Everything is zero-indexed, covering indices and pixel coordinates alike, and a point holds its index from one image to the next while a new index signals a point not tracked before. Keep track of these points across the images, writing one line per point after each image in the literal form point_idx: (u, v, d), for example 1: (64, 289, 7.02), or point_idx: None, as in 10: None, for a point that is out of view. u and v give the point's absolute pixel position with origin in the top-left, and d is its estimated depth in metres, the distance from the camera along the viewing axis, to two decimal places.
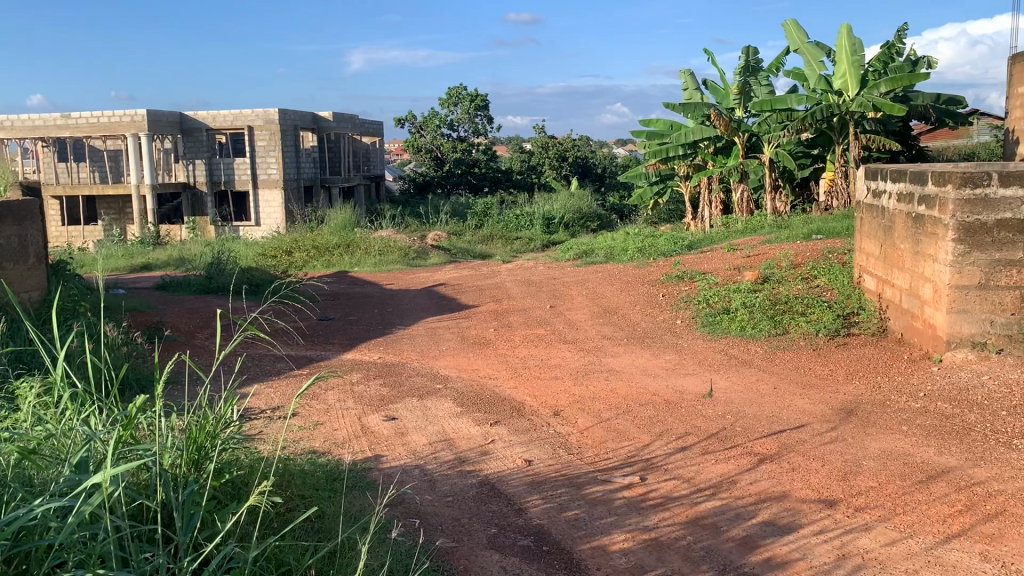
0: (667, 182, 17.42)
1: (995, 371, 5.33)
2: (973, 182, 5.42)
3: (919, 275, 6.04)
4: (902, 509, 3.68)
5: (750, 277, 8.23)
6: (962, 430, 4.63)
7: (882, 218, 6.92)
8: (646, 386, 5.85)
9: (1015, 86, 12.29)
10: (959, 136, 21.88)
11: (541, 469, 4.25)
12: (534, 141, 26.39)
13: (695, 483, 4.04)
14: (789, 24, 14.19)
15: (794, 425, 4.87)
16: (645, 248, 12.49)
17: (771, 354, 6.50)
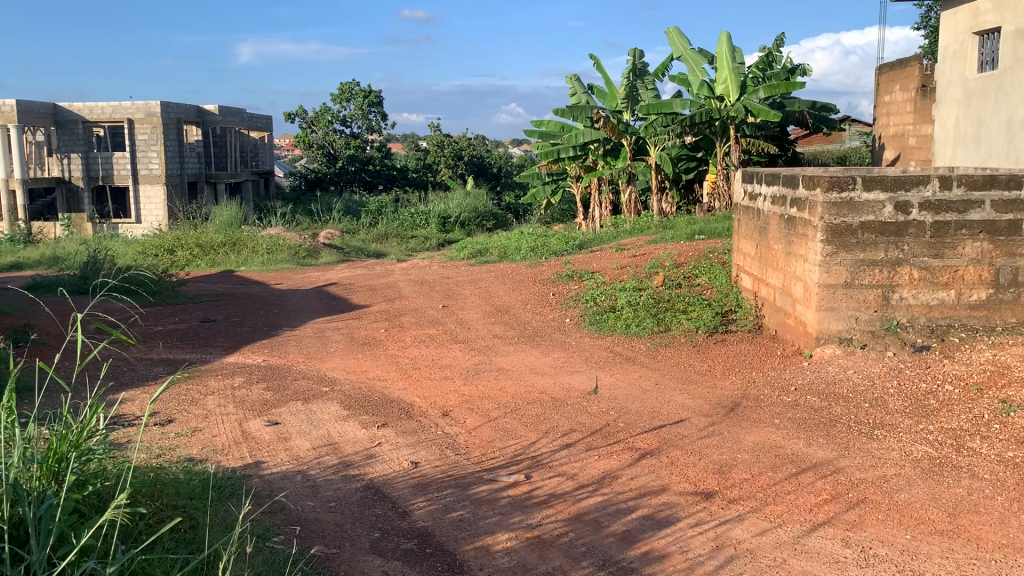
0: (559, 182, 17.68)
1: (859, 365, 5.61)
2: (839, 187, 5.69)
3: (791, 275, 6.32)
4: (773, 500, 3.84)
5: (658, 282, 8.15)
6: (829, 422, 4.88)
7: (757, 219, 7.19)
8: (534, 384, 5.92)
9: (881, 95, 13.03)
10: (831, 141, 23.11)
11: (427, 471, 4.23)
12: (429, 139, 26.33)
13: (579, 480, 4.10)
14: (672, 30, 14.63)
15: (673, 421, 5.02)
16: (538, 247, 12.63)
17: (654, 351, 6.68)
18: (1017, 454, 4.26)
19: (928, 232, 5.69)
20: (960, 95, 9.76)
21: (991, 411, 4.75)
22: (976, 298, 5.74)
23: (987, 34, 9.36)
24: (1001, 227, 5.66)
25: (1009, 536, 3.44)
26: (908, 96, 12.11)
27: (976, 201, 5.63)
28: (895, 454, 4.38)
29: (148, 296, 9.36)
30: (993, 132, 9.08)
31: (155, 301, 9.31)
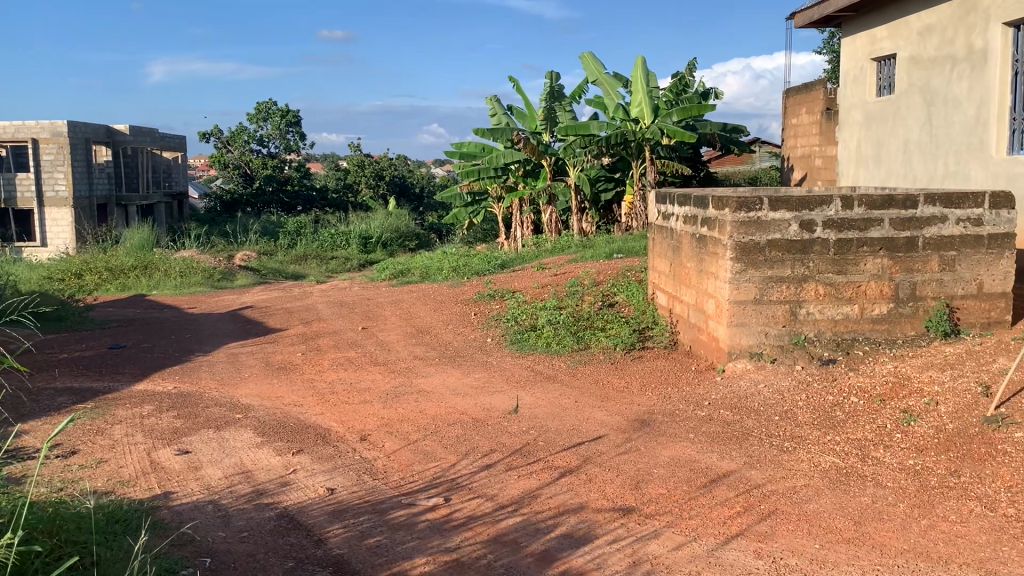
0: (480, 202, 17.75)
1: (769, 379, 5.78)
2: (747, 207, 5.86)
3: (703, 291, 6.47)
4: (688, 514, 3.90)
5: (597, 304, 8.11)
6: (741, 436, 4.99)
7: (671, 238, 7.34)
8: (454, 405, 5.89)
9: (788, 117, 13.50)
10: (744, 162, 23.85)
11: (344, 497, 4.16)
12: (349, 159, 26.13)
13: (498, 501, 4.09)
14: (587, 54, 14.90)
15: (592, 438, 5.06)
16: (459, 267, 12.62)
17: (573, 369, 6.73)
18: (917, 462, 4.44)
19: (832, 249, 5.90)
20: (861, 118, 10.19)
21: (893, 421, 4.93)
22: (878, 312, 5.97)
23: (884, 60, 9.81)
24: (899, 244, 5.90)
25: (911, 541, 3.57)
26: (814, 118, 12.58)
27: (876, 219, 5.87)
28: (805, 465, 4.50)
29: (54, 323, 9.00)
30: (892, 153, 9.50)
31: (60, 327, 8.95)
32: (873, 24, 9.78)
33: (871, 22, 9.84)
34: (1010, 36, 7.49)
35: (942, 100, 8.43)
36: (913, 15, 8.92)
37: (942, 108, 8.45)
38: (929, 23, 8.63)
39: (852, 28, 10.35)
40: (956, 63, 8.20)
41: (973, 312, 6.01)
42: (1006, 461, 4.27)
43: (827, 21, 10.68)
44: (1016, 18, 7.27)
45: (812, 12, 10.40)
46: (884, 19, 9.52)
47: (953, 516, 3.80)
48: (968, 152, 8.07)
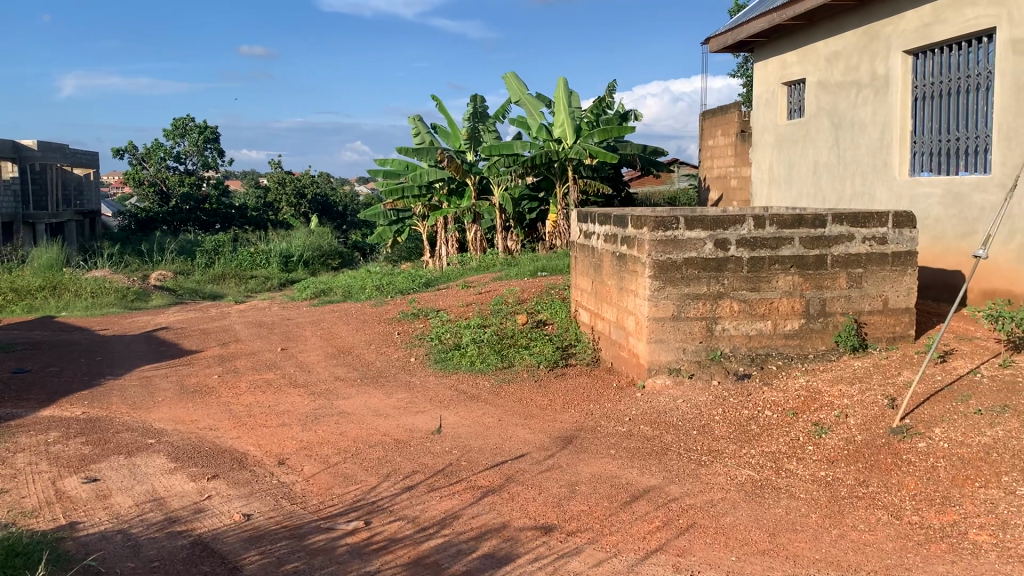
0: (404, 220, 17.68)
1: (687, 394, 5.90)
2: (664, 226, 5.98)
3: (623, 309, 6.57)
4: (609, 530, 3.93)
5: (522, 321, 8.09)
6: (660, 450, 5.07)
7: (592, 257, 7.43)
8: (376, 426, 5.82)
9: (705, 139, 13.86)
10: (663, 182, 24.42)
11: (260, 522, 4.06)
12: (269, 176, 25.83)
13: (419, 522, 4.05)
14: (510, 76, 15.02)
15: (515, 456, 5.07)
16: (382, 286, 12.52)
17: (497, 388, 6.73)
18: (829, 473, 4.58)
19: (746, 267, 6.06)
20: (773, 140, 10.52)
21: (805, 433, 5.09)
22: (790, 327, 6.16)
23: (794, 84, 10.17)
24: (809, 261, 6.10)
25: (823, 551, 3.68)
26: (729, 140, 12.94)
27: (787, 238, 6.06)
28: (722, 478, 4.60)
29: None
30: (803, 175, 9.83)
31: None
32: (784, 50, 10.14)
33: (781, 48, 10.19)
34: (910, 63, 7.86)
35: (849, 123, 8.78)
36: (821, 41, 9.27)
37: (849, 131, 8.79)
38: (835, 50, 8.99)
39: (765, 53, 10.68)
40: (860, 89, 8.56)
41: (880, 327, 6.24)
42: (911, 470, 4.44)
43: (740, 46, 11.00)
44: (915, 45, 7.63)
45: (727, 38, 10.55)
46: (794, 45, 9.87)
47: (862, 525, 3.93)
48: (874, 174, 8.41)
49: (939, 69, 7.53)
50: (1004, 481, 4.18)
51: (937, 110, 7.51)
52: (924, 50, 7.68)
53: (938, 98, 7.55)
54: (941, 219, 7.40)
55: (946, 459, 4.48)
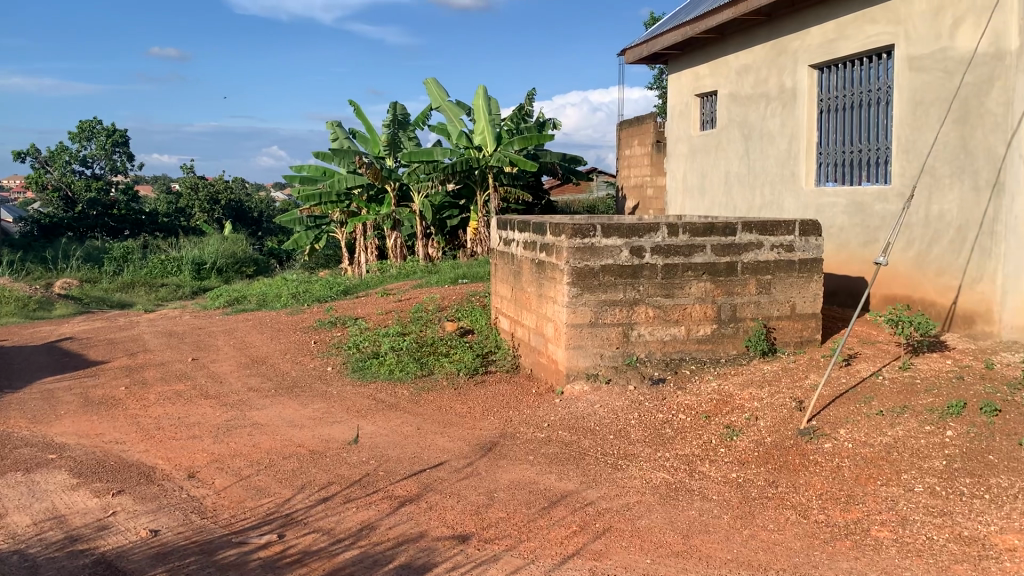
0: (321, 227, 17.42)
1: (605, 399, 5.98)
2: (581, 234, 6.04)
3: (542, 315, 6.61)
4: (526, 537, 3.94)
5: (453, 328, 8.09)
6: (578, 455, 5.11)
7: (511, 264, 7.45)
8: (290, 438, 5.70)
9: (622, 149, 14.09)
10: (581, 190, 24.73)
11: (169, 538, 3.93)
12: (181, 181, 25.13)
13: (334, 534, 3.98)
14: (430, 81, 15.00)
15: (433, 464, 5.04)
16: (299, 294, 12.29)
17: (416, 396, 6.67)
18: (740, 474, 4.69)
19: (660, 273, 6.17)
20: (687, 150, 10.77)
21: (717, 436, 5.21)
22: (703, 332, 6.30)
23: (706, 96, 10.43)
24: (720, 268, 6.25)
25: (734, 551, 3.77)
26: (645, 150, 13.19)
27: (699, 246, 6.20)
28: (638, 481, 4.67)
29: None
30: (715, 184, 10.09)
31: None
32: (696, 62, 10.39)
33: (694, 61, 10.44)
34: (815, 77, 8.15)
35: (759, 135, 9.05)
36: (731, 55, 9.54)
37: (759, 142, 9.06)
38: (745, 63, 9.26)
39: (678, 65, 10.92)
40: (769, 101, 8.84)
41: (788, 331, 6.44)
42: (817, 470, 4.60)
43: (655, 57, 11.22)
44: (820, 60, 7.92)
45: (643, 50, 10.73)
46: (707, 57, 10.12)
47: (771, 525, 4.04)
48: (782, 184, 8.69)
49: (843, 84, 7.84)
50: (904, 479, 4.36)
51: (841, 123, 7.82)
52: (828, 65, 7.98)
53: (841, 112, 7.85)
54: (844, 228, 7.69)
55: (850, 458, 4.65)
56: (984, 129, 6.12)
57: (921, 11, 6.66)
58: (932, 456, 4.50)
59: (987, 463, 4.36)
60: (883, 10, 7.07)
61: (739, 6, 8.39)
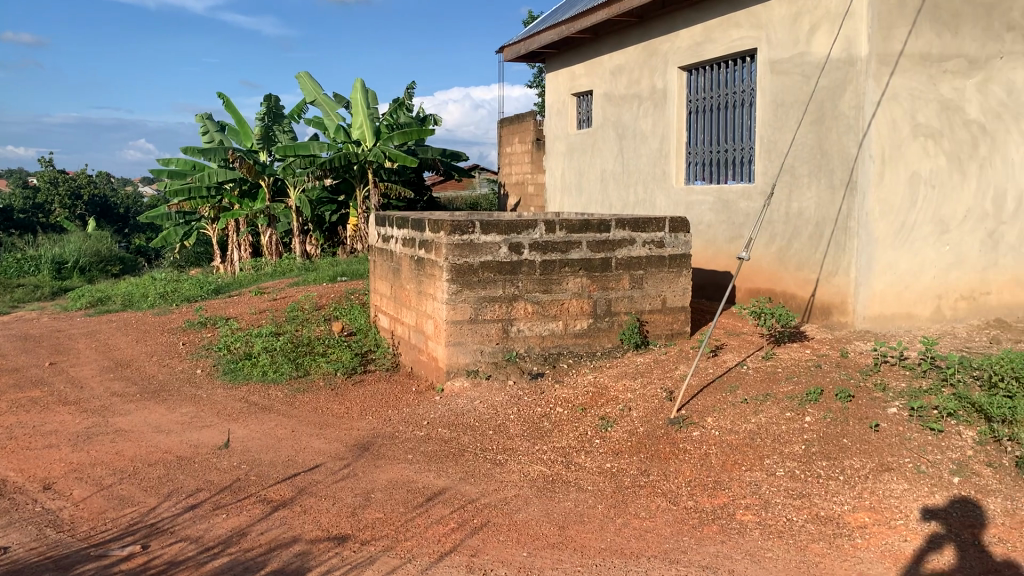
0: (192, 223, 16.75)
1: (484, 395, 6.02)
2: (460, 230, 6.03)
3: (422, 313, 6.58)
4: (403, 536, 3.91)
5: (337, 329, 7.95)
6: (457, 452, 5.12)
7: (390, 261, 7.38)
8: (156, 444, 5.46)
9: (502, 146, 14.18)
10: (463, 187, 24.77)
11: (19, 555, 3.69)
12: (38, 175, 23.67)
13: (203, 542, 3.84)
14: (304, 75, 14.66)
15: (308, 467, 4.93)
16: (168, 294, 11.78)
17: (292, 398, 6.52)
18: (614, 464, 4.81)
19: (538, 269, 6.23)
20: (564, 148, 10.94)
21: (593, 428, 5.32)
22: (579, 327, 6.41)
23: (582, 95, 10.63)
24: (596, 264, 6.38)
25: (608, 540, 3.85)
26: (525, 147, 13.31)
27: (575, 242, 6.30)
28: (515, 476, 4.71)
29: None
30: (592, 182, 10.29)
31: None
32: (572, 62, 10.57)
33: (570, 60, 10.62)
34: (685, 79, 8.44)
35: (632, 134, 9.29)
36: (606, 55, 9.75)
37: (632, 141, 9.30)
38: (618, 64, 9.47)
39: (555, 64, 11.06)
40: (642, 101, 9.08)
41: (660, 325, 6.65)
42: (686, 458, 4.76)
43: (533, 56, 11.33)
44: (689, 62, 8.19)
45: (520, 48, 10.82)
46: (582, 57, 10.31)
47: (643, 513, 4.16)
48: (654, 182, 8.94)
49: (711, 85, 8.13)
50: (766, 464, 4.57)
51: (709, 123, 8.12)
52: (697, 67, 8.27)
53: (709, 112, 8.15)
54: (713, 225, 7.98)
55: (717, 446, 4.84)
56: (838, 131, 6.46)
57: (781, 17, 6.98)
58: (792, 441, 4.74)
59: (841, 446, 4.62)
60: (746, 15, 7.37)
61: (613, 8, 8.57)
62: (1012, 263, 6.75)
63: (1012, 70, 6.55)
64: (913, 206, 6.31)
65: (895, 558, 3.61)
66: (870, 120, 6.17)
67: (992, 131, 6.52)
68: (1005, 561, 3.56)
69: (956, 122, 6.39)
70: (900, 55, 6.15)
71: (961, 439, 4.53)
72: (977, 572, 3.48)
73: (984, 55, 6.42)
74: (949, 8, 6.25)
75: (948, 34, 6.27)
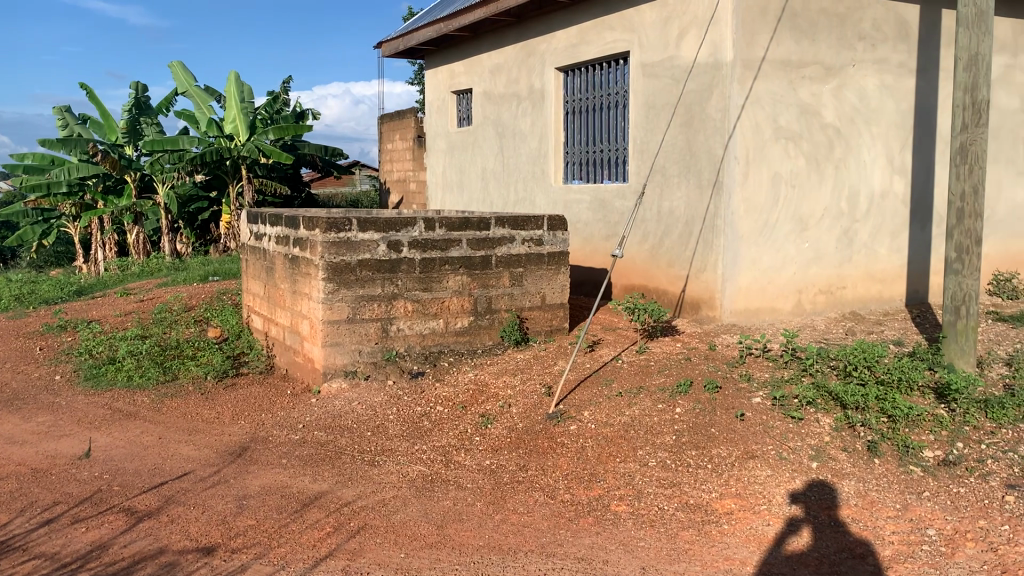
0: (50, 221, 15.80)
1: (363, 396, 5.94)
2: (336, 227, 5.92)
3: (297, 313, 6.44)
4: (276, 543, 3.82)
5: (211, 332, 7.67)
6: (334, 455, 5.03)
7: (263, 260, 7.19)
8: (9, 457, 5.13)
9: (383, 143, 14.03)
10: (342, 184, 24.36)
11: None
12: None
13: (59, 559, 3.64)
14: (175, 64, 14.07)
15: (176, 475, 4.74)
16: (24, 296, 11.07)
17: (159, 404, 6.24)
18: (493, 461, 4.84)
19: (418, 268, 6.19)
20: (445, 146, 10.93)
21: (472, 425, 5.34)
22: (460, 325, 6.41)
23: (462, 94, 10.64)
24: (475, 262, 6.40)
25: (485, 537, 3.87)
26: (406, 144, 13.22)
27: (455, 240, 6.30)
28: (394, 477, 4.67)
29: None
30: (473, 180, 10.32)
31: None
32: (451, 59, 10.56)
33: (449, 58, 10.61)
34: (561, 79, 8.57)
35: (511, 133, 9.36)
36: (484, 54, 9.79)
37: (512, 140, 9.38)
38: (497, 63, 9.53)
39: (433, 61, 11.03)
40: (520, 101, 9.17)
41: (539, 321, 6.73)
42: (564, 452, 4.84)
43: (411, 53, 11.27)
44: (565, 64, 8.33)
45: (398, 44, 10.73)
46: (461, 55, 10.32)
47: (521, 508, 4.21)
48: (534, 181, 9.04)
49: (587, 86, 8.30)
50: (640, 455, 4.71)
51: (586, 123, 8.28)
52: (573, 68, 8.41)
53: (586, 113, 8.31)
54: (590, 223, 8.14)
55: (593, 439, 4.94)
56: (705, 133, 6.70)
57: (652, 21, 7.18)
58: (664, 432, 4.90)
59: (709, 435, 4.80)
60: (619, 19, 7.56)
61: (489, 6, 8.64)
62: (865, 258, 7.18)
63: (864, 77, 6.96)
64: (775, 205, 6.63)
65: (759, 542, 3.79)
66: (735, 122, 6.43)
67: (846, 135, 6.92)
68: (857, 539, 3.79)
69: (814, 125, 6.75)
70: (762, 61, 6.44)
71: (819, 426, 4.80)
72: (832, 551, 3.70)
73: (838, 63, 6.80)
74: (806, 17, 6.59)
75: (806, 42, 6.61)
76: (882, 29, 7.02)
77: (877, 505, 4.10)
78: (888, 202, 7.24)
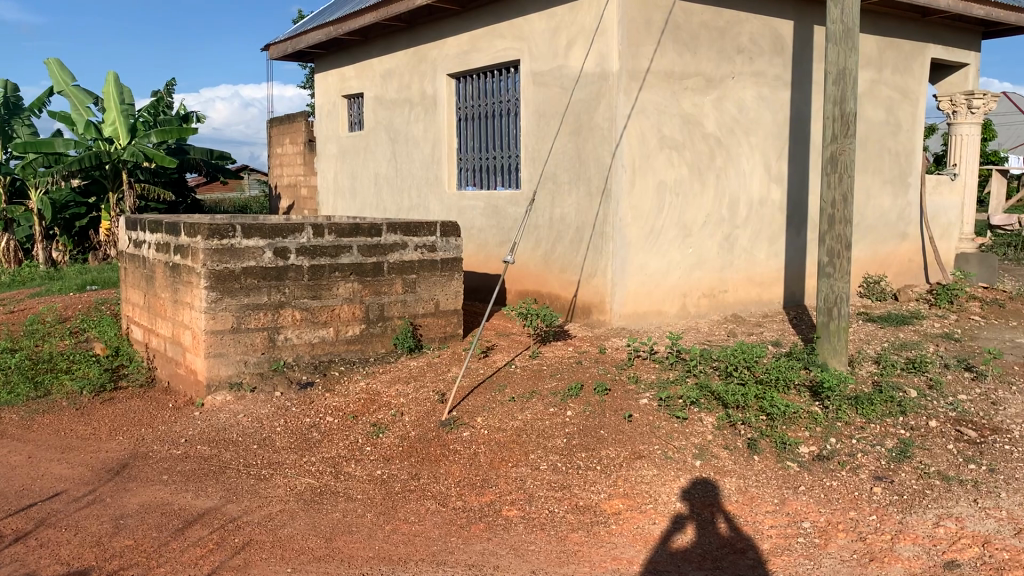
0: None
1: (249, 408, 5.79)
2: (219, 234, 5.74)
3: (178, 323, 6.22)
4: (156, 562, 3.68)
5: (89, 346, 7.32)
6: (218, 469, 4.89)
7: (143, 267, 6.91)
8: None
9: (273, 147, 13.72)
10: (230, 189, 23.73)
11: None
12: None
13: None
14: (50, 63, 13.39)
15: (47, 496, 4.51)
16: None
17: (29, 421, 5.92)
18: (384, 470, 4.80)
19: (306, 275, 6.08)
20: (336, 151, 10.78)
21: (364, 435, 5.28)
22: (351, 333, 6.34)
23: (353, 98, 10.51)
24: (367, 269, 6.34)
25: (375, 548, 3.84)
26: (297, 149, 12.97)
27: (345, 247, 6.22)
28: (281, 490, 4.57)
29: None
30: (365, 185, 10.21)
31: None
32: (341, 63, 10.42)
33: (339, 62, 10.47)
34: (453, 86, 8.58)
35: (404, 139, 9.31)
36: (376, 58, 9.71)
37: (404, 145, 9.33)
38: (388, 68, 9.47)
39: (324, 65, 10.87)
40: (412, 106, 9.13)
41: (432, 328, 6.72)
42: (455, 459, 4.85)
43: (300, 56, 11.08)
44: (457, 70, 8.36)
45: (285, 47, 10.48)
46: (351, 60, 10.20)
47: (412, 517, 4.19)
48: (427, 187, 9.03)
49: (478, 94, 8.35)
50: (531, 459, 4.76)
51: (478, 130, 8.32)
52: (464, 75, 8.44)
53: (477, 119, 8.35)
54: (483, 229, 8.19)
55: (485, 445, 4.96)
56: (593, 141, 6.83)
57: (541, 30, 7.29)
58: (554, 435, 4.96)
59: (599, 437, 4.90)
60: (509, 27, 7.65)
61: (378, 11, 8.56)
62: (745, 263, 7.48)
63: (742, 89, 7.25)
64: (660, 212, 6.83)
65: (645, 540, 3.88)
66: (622, 131, 6.57)
67: (726, 144, 7.19)
68: (738, 535, 3.93)
69: (696, 135, 6.98)
70: (647, 72, 6.62)
71: (702, 425, 4.96)
72: (714, 547, 3.83)
73: (718, 75, 7.06)
74: (688, 30, 6.81)
75: (687, 54, 6.84)
76: (758, 42, 7.32)
77: (756, 500, 4.27)
78: (766, 209, 7.57)
